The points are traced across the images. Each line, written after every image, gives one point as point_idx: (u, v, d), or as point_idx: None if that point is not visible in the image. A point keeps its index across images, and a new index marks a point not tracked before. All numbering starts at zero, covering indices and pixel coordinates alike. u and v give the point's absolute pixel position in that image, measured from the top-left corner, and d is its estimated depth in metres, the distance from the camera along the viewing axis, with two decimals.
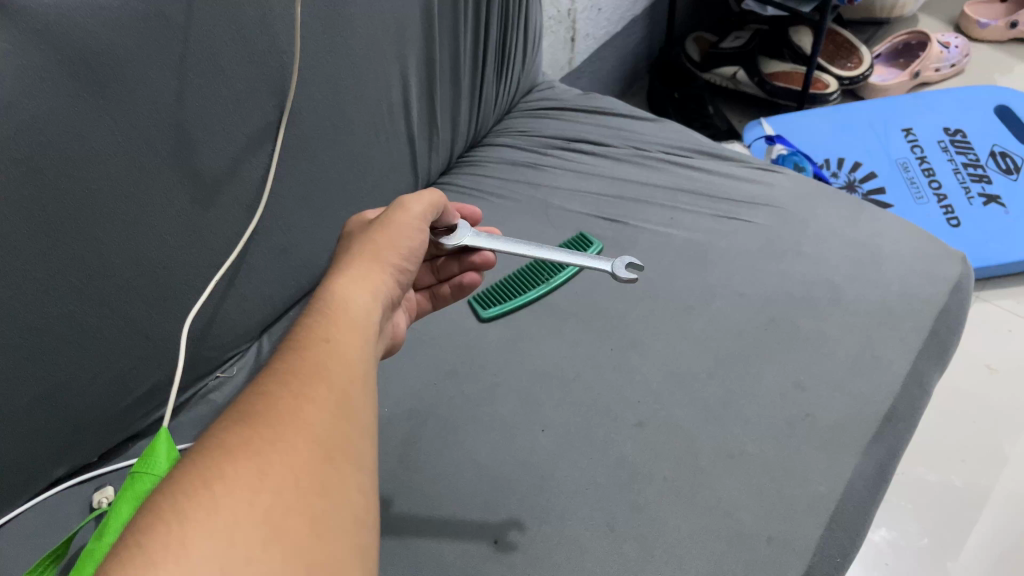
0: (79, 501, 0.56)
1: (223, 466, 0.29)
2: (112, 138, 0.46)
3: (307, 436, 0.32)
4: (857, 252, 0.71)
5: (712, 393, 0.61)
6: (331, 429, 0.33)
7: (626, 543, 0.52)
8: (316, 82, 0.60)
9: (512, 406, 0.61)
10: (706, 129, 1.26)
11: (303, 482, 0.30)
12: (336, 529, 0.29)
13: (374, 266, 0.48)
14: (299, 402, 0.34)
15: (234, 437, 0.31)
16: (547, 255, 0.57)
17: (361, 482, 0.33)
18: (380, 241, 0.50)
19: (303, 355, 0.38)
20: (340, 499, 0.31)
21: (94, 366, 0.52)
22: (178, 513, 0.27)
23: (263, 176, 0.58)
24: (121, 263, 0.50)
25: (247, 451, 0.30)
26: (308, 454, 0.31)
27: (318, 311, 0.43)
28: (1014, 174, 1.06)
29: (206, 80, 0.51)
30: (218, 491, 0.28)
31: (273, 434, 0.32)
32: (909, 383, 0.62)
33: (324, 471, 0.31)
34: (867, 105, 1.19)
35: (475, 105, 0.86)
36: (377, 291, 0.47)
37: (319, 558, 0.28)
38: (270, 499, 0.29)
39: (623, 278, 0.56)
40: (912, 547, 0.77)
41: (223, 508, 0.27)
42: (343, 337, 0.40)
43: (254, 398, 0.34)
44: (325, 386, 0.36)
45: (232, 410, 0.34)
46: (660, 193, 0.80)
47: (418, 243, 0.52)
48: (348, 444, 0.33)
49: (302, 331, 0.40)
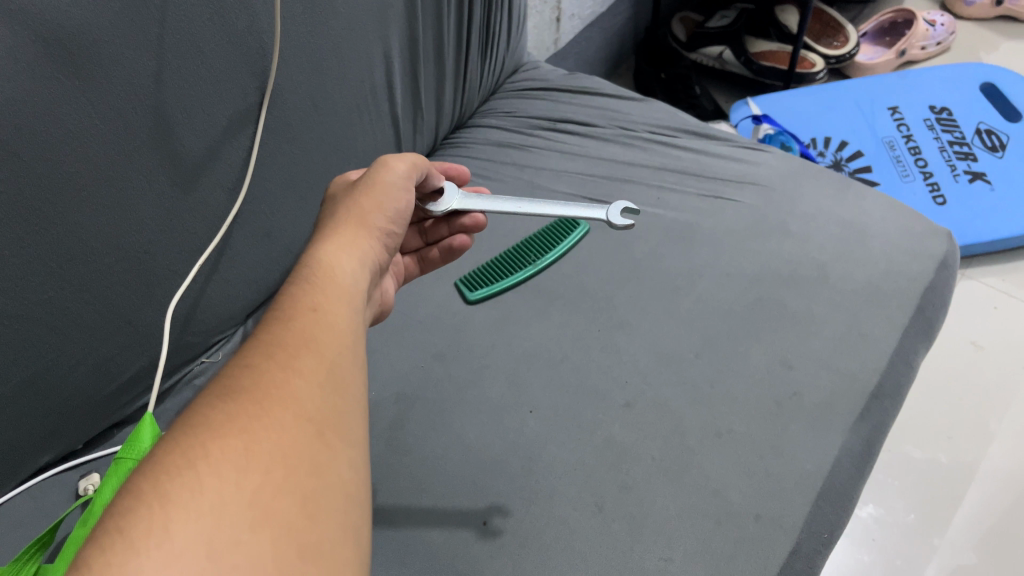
0: (65, 489, 0.56)
1: (209, 445, 0.29)
2: (89, 119, 0.45)
3: (295, 410, 0.32)
4: (843, 230, 0.71)
5: (700, 373, 0.61)
6: (320, 402, 0.33)
7: (615, 522, 0.53)
8: (298, 63, 0.59)
9: (500, 388, 0.61)
10: (692, 110, 1.26)
11: (291, 459, 0.30)
12: (327, 507, 0.29)
13: (360, 235, 0.48)
14: (287, 375, 0.34)
15: (218, 413, 0.31)
16: (541, 208, 0.56)
17: (352, 457, 0.33)
18: (366, 207, 0.50)
19: (290, 325, 0.37)
20: (330, 476, 0.31)
21: (76, 353, 0.52)
22: (161, 494, 0.26)
23: (246, 159, 0.58)
24: (102, 248, 0.50)
25: (232, 428, 0.30)
26: (296, 429, 0.31)
27: (305, 280, 0.42)
28: (999, 152, 1.06)
29: (185, 61, 0.50)
30: (203, 470, 0.28)
31: (259, 409, 0.31)
32: (896, 360, 0.62)
33: (313, 447, 0.31)
34: (853, 83, 1.18)
35: (459, 85, 0.85)
36: (363, 261, 0.47)
37: (310, 540, 0.28)
38: (258, 478, 0.28)
39: (619, 226, 0.56)
40: (899, 524, 0.78)
41: (208, 489, 0.27)
42: (331, 306, 0.40)
43: (239, 371, 0.34)
44: (313, 358, 0.35)
45: (217, 383, 0.34)
46: (646, 173, 0.80)
47: (404, 204, 0.52)
48: (339, 418, 0.33)
49: (289, 299, 0.40)
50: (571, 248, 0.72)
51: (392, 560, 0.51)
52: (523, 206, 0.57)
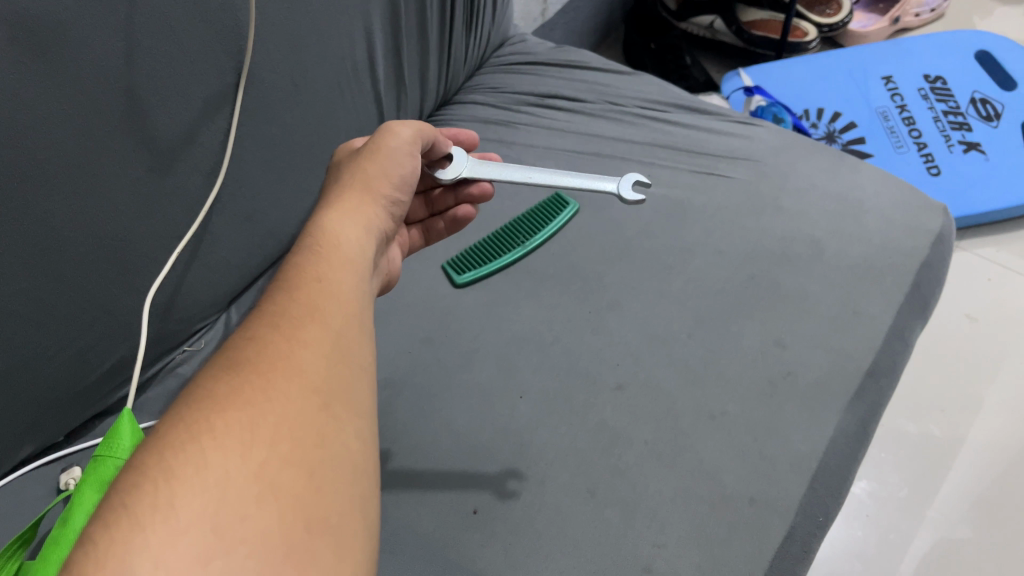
0: (47, 483, 0.55)
1: (213, 418, 0.28)
2: (57, 105, 0.44)
3: (302, 381, 0.31)
4: (839, 205, 0.70)
5: (693, 354, 0.60)
6: (326, 373, 0.32)
7: (607, 508, 0.52)
8: (274, 41, 0.57)
9: (489, 372, 0.60)
10: (682, 81, 1.23)
11: (297, 432, 0.29)
12: (335, 480, 0.28)
13: (365, 202, 0.47)
14: (292, 347, 0.33)
15: (222, 387, 0.30)
16: (551, 179, 0.55)
17: (360, 429, 0.31)
18: (370, 171, 0.48)
19: (293, 295, 0.36)
20: (338, 448, 0.29)
21: (53, 345, 0.50)
22: (165, 470, 0.25)
23: (224, 141, 0.56)
24: (76, 237, 0.48)
25: (237, 401, 0.29)
26: (302, 401, 0.30)
27: (308, 248, 0.41)
28: (994, 121, 1.05)
29: (156, 41, 0.48)
30: (208, 445, 0.27)
31: (264, 381, 0.30)
32: (891, 338, 0.61)
33: (320, 419, 0.30)
34: (845, 53, 1.17)
35: (444, 60, 0.83)
36: (368, 227, 0.45)
37: (318, 515, 0.26)
38: (263, 452, 0.27)
39: (630, 200, 0.54)
40: (892, 499, 0.77)
41: (212, 465, 0.26)
42: (336, 275, 0.39)
43: (244, 343, 0.33)
44: (319, 328, 0.34)
45: (222, 357, 0.33)
46: (638, 149, 0.78)
47: (410, 169, 0.50)
48: (346, 390, 0.32)
49: (292, 269, 0.39)
50: (561, 227, 0.71)
51: (382, 549, 0.50)
52: (532, 176, 0.55)
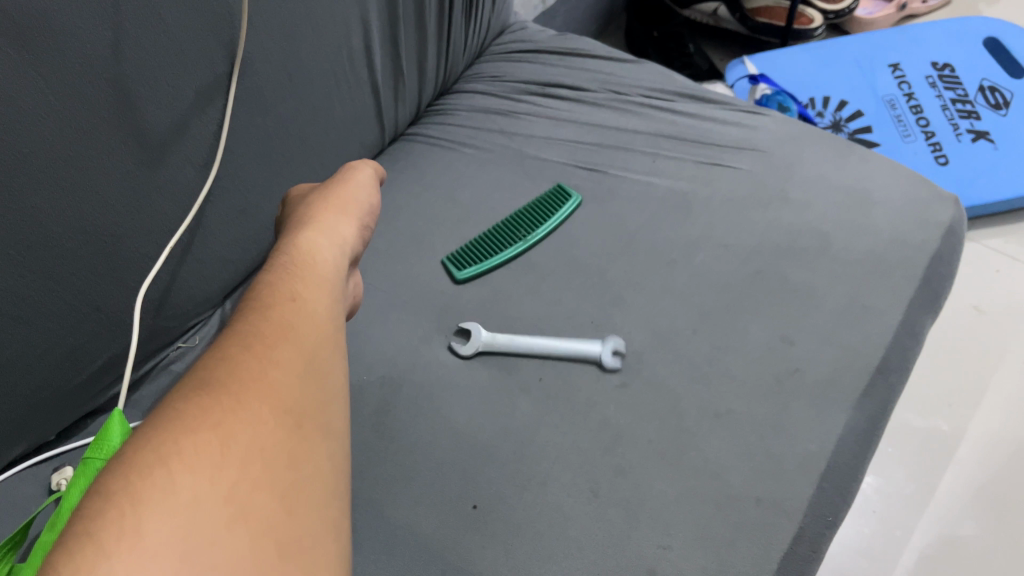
0: (38, 483, 0.53)
1: (181, 440, 0.28)
2: (42, 97, 0.42)
3: (273, 402, 0.31)
4: (846, 198, 0.69)
5: (698, 351, 0.59)
6: (297, 395, 0.33)
7: (611, 509, 0.50)
8: (267, 30, 0.56)
9: (490, 371, 0.59)
10: (686, 69, 1.21)
11: (268, 455, 0.29)
12: (306, 503, 0.28)
13: (340, 224, 0.48)
14: (263, 366, 0.33)
15: (191, 407, 0.30)
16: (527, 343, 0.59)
17: (329, 452, 0.32)
18: (343, 197, 0.51)
19: (267, 315, 0.37)
20: (308, 471, 0.30)
21: (42, 342, 0.48)
22: (132, 494, 0.25)
23: (217, 133, 0.55)
24: (64, 232, 0.46)
25: (206, 421, 0.29)
26: (273, 422, 0.30)
27: (283, 267, 0.42)
28: (1003, 109, 1.03)
29: (144, 29, 0.46)
30: (176, 468, 0.26)
31: (234, 402, 0.30)
32: (901, 334, 0.60)
33: (290, 441, 0.30)
34: (851, 41, 1.15)
35: (443, 49, 0.81)
36: (342, 248, 0.47)
37: (290, 537, 0.27)
38: (234, 475, 0.27)
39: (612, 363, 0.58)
40: (899, 494, 0.76)
41: (182, 488, 0.26)
42: (310, 295, 0.40)
43: (214, 363, 0.33)
44: (291, 348, 0.35)
45: (190, 377, 0.32)
46: (641, 139, 0.76)
47: (375, 201, 0.54)
48: (316, 412, 0.33)
49: (266, 289, 0.40)
50: (563, 221, 0.69)
51: (379, 552, 0.48)
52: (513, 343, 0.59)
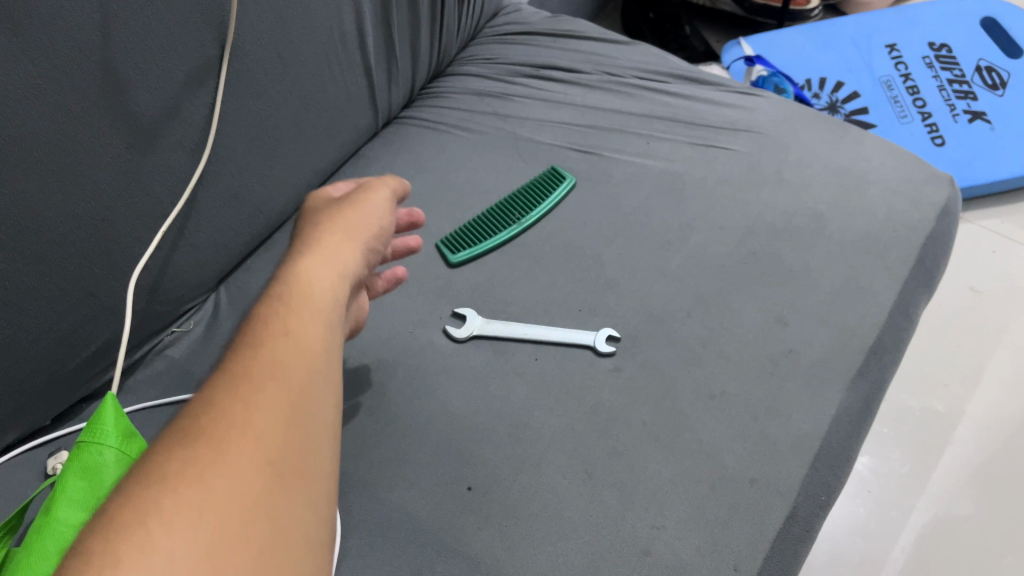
0: (34, 468, 0.53)
1: (161, 498, 0.28)
2: (31, 78, 0.42)
3: (258, 449, 0.32)
4: (841, 179, 0.68)
5: (692, 332, 0.59)
6: (283, 438, 0.33)
7: (604, 490, 0.50)
8: (258, 11, 0.56)
9: (484, 354, 0.59)
10: (682, 51, 1.20)
11: (247, 506, 0.29)
12: (283, 554, 0.29)
13: (345, 246, 0.48)
14: (252, 409, 0.33)
15: (174, 462, 0.30)
16: (524, 330, 0.60)
17: (310, 500, 0.32)
18: (351, 219, 0.51)
19: (259, 349, 0.37)
20: (288, 522, 0.30)
21: (34, 328, 0.48)
22: (109, 556, 0.26)
23: (208, 116, 0.54)
24: (55, 216, 0.46)
25: (189, 476, 0.29)
26: (256, 471, 0.31)
27: (279, 295, 0.42)
28: (1000, 89, 1.03)
29: (132, 12, 0.46)
30: (154, 527, 0.27)
31: (217, 452, 0.31)
32: (895, 314, 0.60)
33: (272, 488, 0.31)
34: (848, 21, 1.15)
35: (437, 31, 0.81)
36: (347, 271, 0.47)
37: None
38: (211, 528, 0.28)
39: (604, 348, 0.58)
40: (893, 475, 0.76)
41: (159, 548, 0.26)
42: (306, 325, 0.40)
43: (204, 407, 0.34)
44: (282, 387, 0.35)
45: (181, 423, 0.33)
46: (636, 121, 0.76)
47: (388, 223, 0.53)
48: (301, 457, 0.33)
49: (260, 319, 0.40)
50: (557, 204, 0.69)
51: (374, 534, 0.48)
52: (509, 329, 0.60)
